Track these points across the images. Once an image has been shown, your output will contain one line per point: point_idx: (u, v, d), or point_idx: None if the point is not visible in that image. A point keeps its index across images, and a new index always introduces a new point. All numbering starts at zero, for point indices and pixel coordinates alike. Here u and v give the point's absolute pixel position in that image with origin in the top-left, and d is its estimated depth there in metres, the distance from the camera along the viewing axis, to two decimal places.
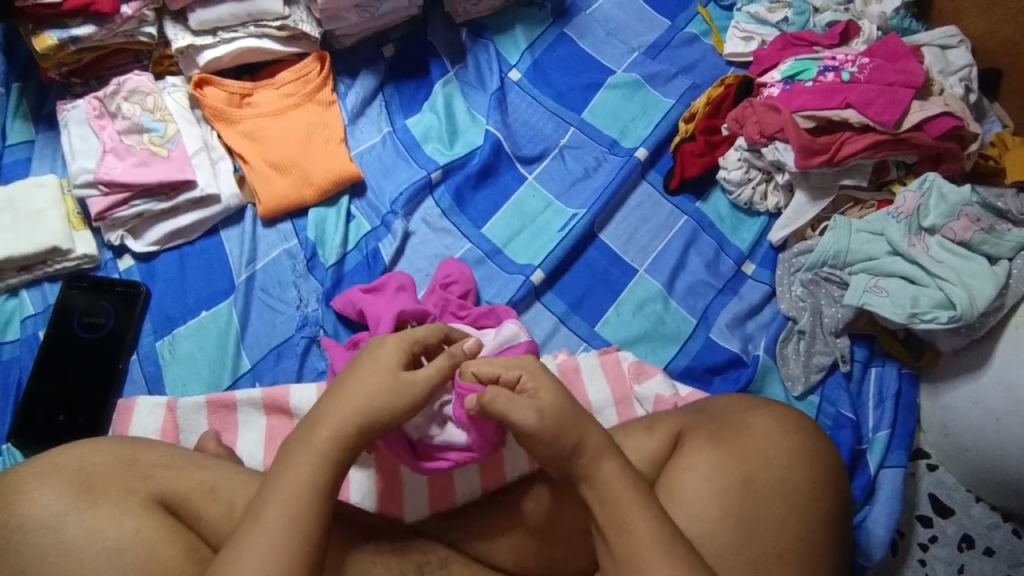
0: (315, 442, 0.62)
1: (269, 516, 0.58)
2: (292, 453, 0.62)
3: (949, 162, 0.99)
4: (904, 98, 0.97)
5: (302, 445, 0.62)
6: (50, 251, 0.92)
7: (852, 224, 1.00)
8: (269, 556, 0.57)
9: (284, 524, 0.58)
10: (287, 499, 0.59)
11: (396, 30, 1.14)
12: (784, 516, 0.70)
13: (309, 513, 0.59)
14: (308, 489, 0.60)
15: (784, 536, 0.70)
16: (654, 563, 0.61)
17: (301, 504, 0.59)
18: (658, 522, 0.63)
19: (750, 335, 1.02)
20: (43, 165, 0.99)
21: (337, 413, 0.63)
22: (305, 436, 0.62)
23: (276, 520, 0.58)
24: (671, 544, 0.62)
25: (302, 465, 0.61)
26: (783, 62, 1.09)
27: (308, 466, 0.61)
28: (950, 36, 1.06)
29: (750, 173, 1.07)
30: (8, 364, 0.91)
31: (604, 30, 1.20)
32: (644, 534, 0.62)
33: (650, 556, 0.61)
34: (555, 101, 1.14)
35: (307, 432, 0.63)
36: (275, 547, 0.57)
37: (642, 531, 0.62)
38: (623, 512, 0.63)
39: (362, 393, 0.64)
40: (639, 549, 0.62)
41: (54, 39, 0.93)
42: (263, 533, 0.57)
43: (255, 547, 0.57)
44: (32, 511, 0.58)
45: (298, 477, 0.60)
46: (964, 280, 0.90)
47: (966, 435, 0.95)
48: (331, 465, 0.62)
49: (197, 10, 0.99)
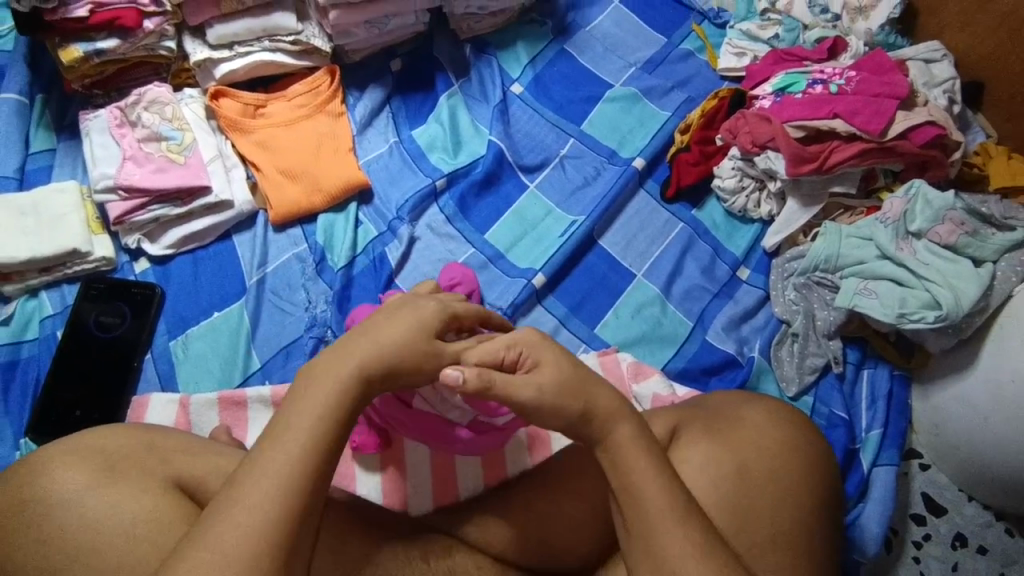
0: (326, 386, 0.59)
1: (274, 456, 0.56)
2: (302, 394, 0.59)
3: (934, 168, 1.03)
4: (889, 108, 1.01)
5: (315, 381, 0.60)
6: (69, 253, 0.96)
7: (842, 230, 1.04)
8: (271, 503, 0.54)
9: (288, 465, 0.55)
10: (293, 442, 0.56)
11: (402, 46, 1.20)
12: (777, 504, 0.73)
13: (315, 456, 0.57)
14: (313, 430, 0.57)
15: (778, 523, 0.72)
16: (665, 538, 0.62)
17: (309, 448, 0.56)
18: (672, 494, 0.63)
19: (745, 338, 1.05)
20: (64, 173, 1.04)
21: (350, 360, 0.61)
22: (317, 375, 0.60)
23: (283, 462, 0.55)
24: (683, 519, 0.62)
25: (308, 412, 0.58)
26: (774, 76, 1.14)
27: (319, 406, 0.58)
28: (934, 50, 1.11)
29: (744, 182, 1.11)
30: (26, 362, 0.94)
31: (603, 46, 1.25)
32: (655, 502, 0.63)
33: (662, 531, 0.62)
34: (556, 113, 1.18)
35: (312, 384, 0.61)
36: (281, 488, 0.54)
37: (656, 499, 0.63)
38: (636, 481, 0.64)
39: (373, 350, 0.63)
40: (653, 524, 0.62)
41: (80, 51, 0.97)
42: (268, 473, 0.55)
43: (259, 485, 0.54)
44: (57, 490, 0.61)
45: (309, 419, 0.58)
46: (950, 282, 0.93)
47: (956, 433, 0.97)
48: (336, 413, 0.59)
49: (215, 25, 1.04)
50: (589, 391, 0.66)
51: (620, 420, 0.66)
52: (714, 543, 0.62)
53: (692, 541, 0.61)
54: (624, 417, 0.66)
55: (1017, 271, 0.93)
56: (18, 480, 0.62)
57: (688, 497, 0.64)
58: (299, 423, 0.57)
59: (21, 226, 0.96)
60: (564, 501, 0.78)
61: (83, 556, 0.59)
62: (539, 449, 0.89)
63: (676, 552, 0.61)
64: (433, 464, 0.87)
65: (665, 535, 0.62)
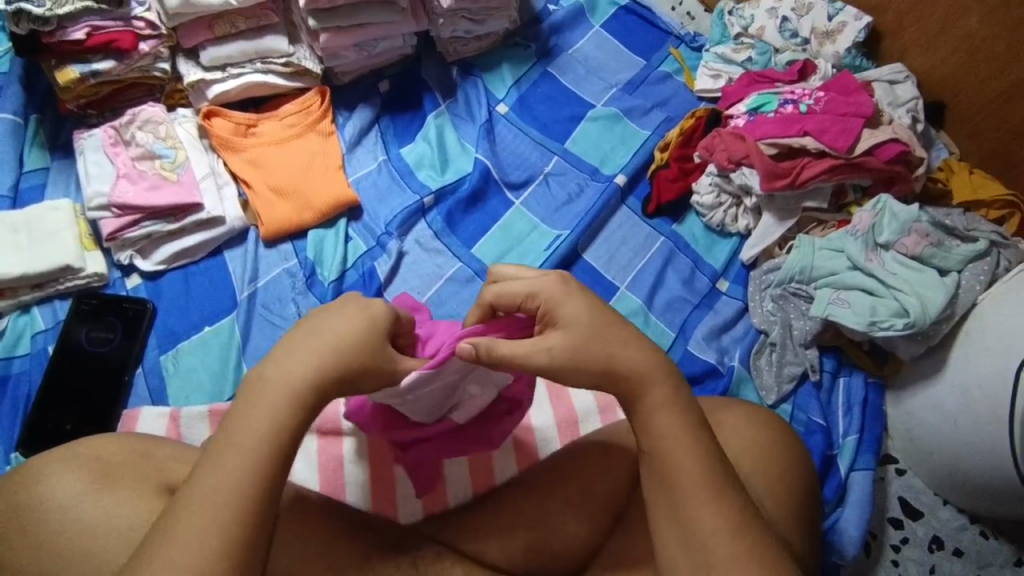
0: (276, 393, 0.58)
1: (215, 472, 0.55)
2: (251, 405, 0.58)
3: (900, 183, 1.09)
4: (855, 126, 1.06)
5: (260, 392, 0.59)
6: (63, 268, 0.98)
7: (815, 242, 1.08)
8: (222, 517, 0.53)
9: (238, 482, 0.55)
10: (243, 455, 0.56)
11: (391, 68, 1.24)
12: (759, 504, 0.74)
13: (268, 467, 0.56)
14: (262, 442, 0.56)
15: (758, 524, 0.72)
16: (700, 511, 0.59)
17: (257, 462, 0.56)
18: (706, 465, 0.60)
19: (725, 348, 1.08)
20: (58, 191, 1.06)
21: (298, 368, 0.59)
22: (260, 384, 0.59)
23: (231, 478, 0.55)
24: (718, 494, 0.59)
25: (287, 413, 0.58)
26: (748, 97, 1.19)
27: (265, 418, 0.57)
28: (897, 72, 1.17)
29: (721, 198, 1.16)
30: (17, 376, 0.95)
31: (585, 68, 1.29)
32: (687, 471, 0.60)
33: (695, 507, 0.59)
34: (540, 132, 1.22)
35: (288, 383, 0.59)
36: (229, 504, 0.54)
37: (688, 469, 0.60)
38: (666, 447, 0.61)
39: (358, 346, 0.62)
40: (682, 496, 0.60)
41: (76, 72, 1.00)
42: (211, 492, 0.54)
43: (209, 501, 0.54)
44: (53, 495, 0.63)
45: (254, 431, 0.57)
46: (917, 290, 0.97)
47: (929, 438, 1.00)
48: (296, 421, 0.58)
49: (209, 48, 1.07)
50: (611, 351, 0.63)
51: (656, 380, 0.63)
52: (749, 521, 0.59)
53: (728, 518, 0.58)
54: (658, 378, 0.63)
55: (980, 280, 0.97)
56: (15, 485, 0.63)
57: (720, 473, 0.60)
58: (248, 437, 0.56)
59: (16, 243, 0.97)
60: (552, 507, 0.78)
61: (76, 561, 0.60)
62: (524, 457, 0.91)
63: (710, 527, 0.58)
64: None
65: (694, 507, 0.59)
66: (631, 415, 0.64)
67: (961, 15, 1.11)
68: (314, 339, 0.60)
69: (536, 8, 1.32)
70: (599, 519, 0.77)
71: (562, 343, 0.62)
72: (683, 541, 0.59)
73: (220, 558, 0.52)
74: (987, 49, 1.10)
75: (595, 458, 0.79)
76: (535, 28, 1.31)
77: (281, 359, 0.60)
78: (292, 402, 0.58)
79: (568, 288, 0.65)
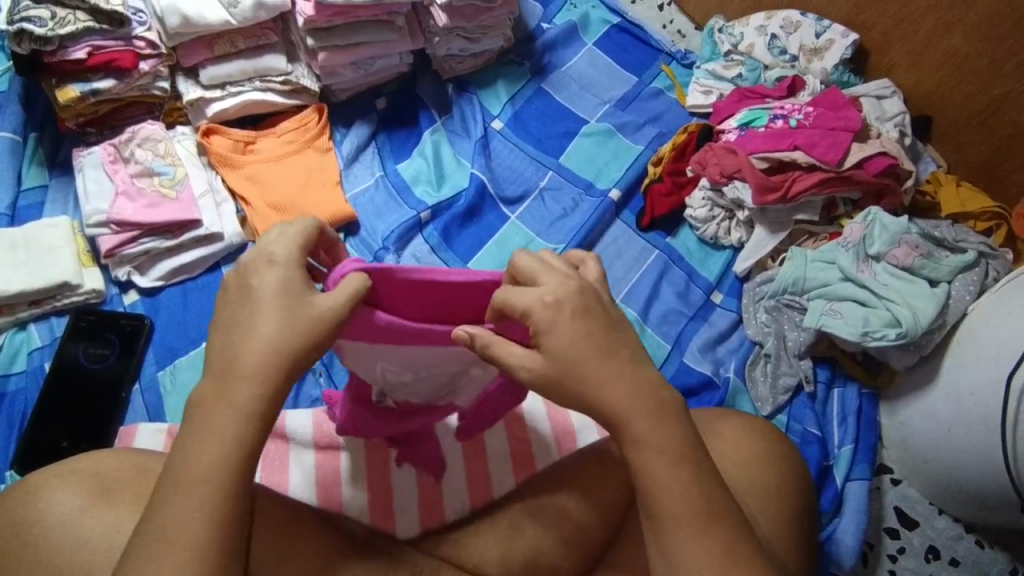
0: (223, 417, 0.55)
1: (173, 506, 0.53)
2: (205, 432, 0.54)
3: (889, 196, 1.11)
4: (844, 141, 1.08)
5: (205, 415, 0.55)
6: (60, 285, 0.98)
7: (807, 254, 1.09)
8: (187, 555, 0.51)
9: (197, 518, 0.52)
10: (201, 488, 0.53)
11: (387, 86, 1.25)
12: (756, 513, 0.74)
13: (228, 497, 0.54)
14: (220, 472, 0.54)
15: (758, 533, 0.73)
16: (682, 544, 0.56)
17: (216, 492, 0.53)
18: (704, 495, 0.57)
19: (721, 359, 1.09)
20: (56, 209, 1.06)
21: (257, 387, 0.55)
22: (206, 408, 0.55)
23: (191, 511, 0.53)
24: (706, 528, 0.56)
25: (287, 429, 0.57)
26: (738, 112, 1.21)
27: (215, 445, 0.54)
28: (884, 88, 1.19)
29: (714, 211, 1.17)
30: (13, 394, 0.94)
31: (578, 85, 1.31)
32: (675, 509, 0.57)
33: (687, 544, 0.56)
34: (535, 148, 1.24)
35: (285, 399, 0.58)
36: (191, 539, 0.52)
37: (672, 495, 0.57)
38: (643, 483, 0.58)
39: None
40: (670, 528, 0.57)
41: (76, 91, 1.01)
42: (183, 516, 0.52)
43: (168, 540, 0.52)
44: (52, 511, 0.63)
45: (208, 461, 0.54)
46: (908, 301, 0.98)
47: (923, 448, 1.00)
48: None
49: (208, 66, 1.08)
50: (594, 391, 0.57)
51: (639, 419, 0.58)
52: (741, 561, 0.56)
53: (716, 554, 0.56)
54: (638, 416, 0.58)
55: (970, 290, 0.99)
56: (13, 501, 0.63)
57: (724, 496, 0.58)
58: (202, 468, 0.53)
59: (13, 259, 0.98)
60: (550, 520, 0.78)
61: None
62: (522, 468, 0.92)
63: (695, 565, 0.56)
64: (420, 484, 0.89)
65: (680, 545, 0.56)
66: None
67: (945, 32, 1.13)
68: (252, 350, 0.55)
69: (530, 27, 1.35)
70: (595, 535, 0.77)
71: (541, 370, 0.58)
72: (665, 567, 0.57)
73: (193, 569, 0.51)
74: (971, 64, 1.12)
75: (594, 472, 0.79)
76: (529, 46, 1.33)
77: (222, 378, 0.55)
78: (240, 426, 0.55)
79: (559, 312, 0.58)
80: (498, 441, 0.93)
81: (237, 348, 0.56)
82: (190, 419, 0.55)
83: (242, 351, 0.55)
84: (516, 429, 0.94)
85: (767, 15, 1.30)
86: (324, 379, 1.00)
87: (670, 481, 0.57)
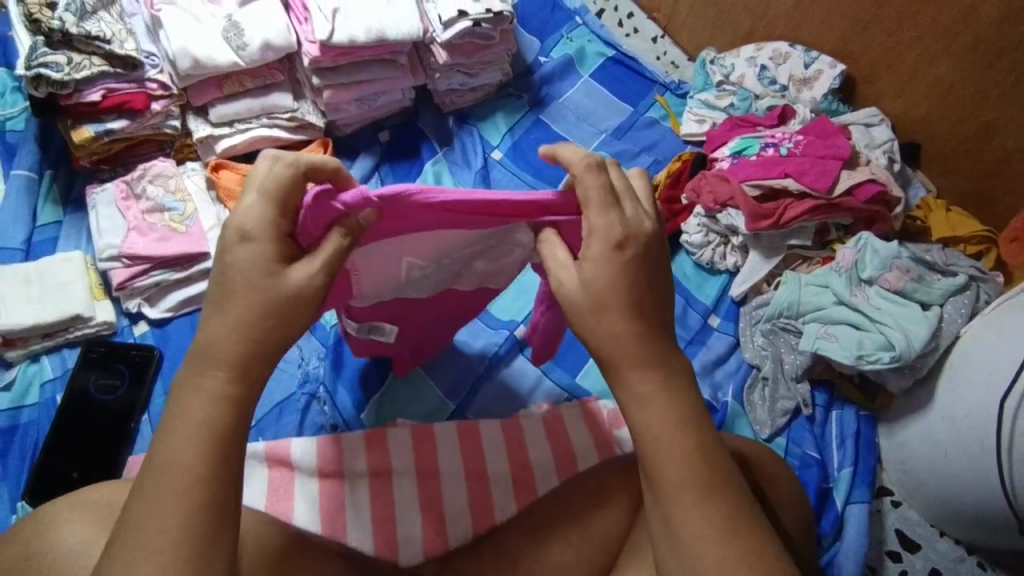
0: (202, 404, 0.57)
1: (152, 493, 0.54)
2: (181, 424, 0.56)
3: (880, 222, 1.14)
4: (833, 168, 1.12)
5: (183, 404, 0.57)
6: (73, 318, 1.01)
7: (801, 279, 1.12)
8: (176, 541, 0.53)
9: (181, 505, 0.54)
10: (181, 471, 0.55)
11: (390, 119, 1.29)
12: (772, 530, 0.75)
13: (210, 484, 0.55)
14: (198, 457, 0.55)
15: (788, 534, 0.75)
16: (686, 513, 0.58)
17: (196, 478, 0.55)
18: (711, 515, 0.58)
19: (719, 384, 1.11)
20: (69, 243, 1.10)
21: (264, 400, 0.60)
22: (185, 398, 0.57)
23: (173, 498, 0.54)
24: (704, 497, 0.59)
25: None
26: (731, 140, 1.24)
27: (195, 432, 0.56)
28: (872, 116, 1.23)
29: (709, 237, 1.20)
30: (26, 426, 0.96)
31: (575, 115, 1.35)
32: (672, 475, 0.59)
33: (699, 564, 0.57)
34: (534, 177, 1.26)
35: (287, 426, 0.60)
36: (178, 526, 0.53)
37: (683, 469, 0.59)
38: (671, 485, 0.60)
39: None
40: (666, 492, 0.60)
41: (91, 132, 1.05)
42: (170, 492, 0.54)
43: (151, 529, 0.53)
44: (67, 541, 0.65)
45: (190, 449, 0.56)
46: (901, 324, 1.01)
47: (921, 470, 1.01)
48: None
49: (217, 106, 1.13)
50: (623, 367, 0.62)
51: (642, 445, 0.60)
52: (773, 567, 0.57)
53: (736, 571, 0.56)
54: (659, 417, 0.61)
55: (962, 313, 1.01)
56: (30, 532, 0.66)
57: (732, 506, 0.59)
58: (182, 456, 0.55)
59: (28, 294, 1.01)
60: (552, 545, 0.79)
61: None
62: (522, 494, 0.92)
63: (694, 531, 0.58)
64: (422, 509, 0.90)
65: (681, 509, 0.59)
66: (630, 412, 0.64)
67: (930, 62, 1.17)
68: (229, 347, 0.58)
69: (527, 60, 1.39)
70: (597, 561, 0.77)
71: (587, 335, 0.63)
72: (672, 548, 0.59)
73: (183, 540, 0.53)
74: (956, 93, 1.16)
75: (594, 497, 0.81)
76: (526, 79, 1.37)
77: (199, 368, 0.58)
78: (220, 418, 0.57)
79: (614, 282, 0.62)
80: (500, 467, 0.94)
81: (218, 339, 0.58)
82: (170, 411, 0.57)
83: (220, 344, 0.58)
84: (518, 453, 0.95)
85: (757, 47, 1.34)
86: (327, 407, 1.02)
87: (670, 439, 0.60)
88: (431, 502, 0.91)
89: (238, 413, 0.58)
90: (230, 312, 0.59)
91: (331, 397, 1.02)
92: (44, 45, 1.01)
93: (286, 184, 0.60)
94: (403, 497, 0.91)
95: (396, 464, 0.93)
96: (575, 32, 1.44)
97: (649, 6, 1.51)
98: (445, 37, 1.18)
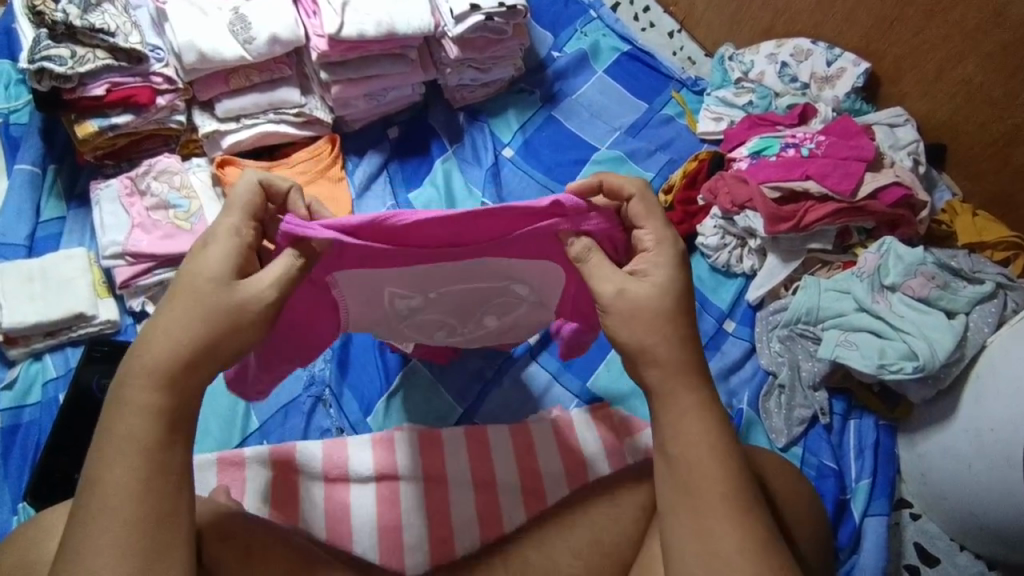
0: (136, 417, 0.55)
1: (91, 511, 0.53)
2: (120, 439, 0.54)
3: (903, 226, 1.11)
4: (856, 170, 1.08)
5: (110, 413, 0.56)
6: (77, 316, 0.99)
7: (821, 283, 1.09)
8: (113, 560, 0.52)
9: (119, 524, 0.53)
10: (121, 485, 0.53)
11: (400, 114, 1.27)
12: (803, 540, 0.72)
13: (144, 498, 0.54)
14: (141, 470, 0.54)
15: (814, 545, 0.73)
16: (718, 522, 0.58)
17: (139, 492, 0.54)
18: (743, 525, 0.58)
19: (734, 390, 1.08)
20: (73, 240, 1.08)
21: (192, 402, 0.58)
22: (119, 410, 0.55)
23: (113, 514, 0.53)
24: (732, 511, 0.58)
25: None
26: (750, 140, 1.21)
27: (126, 444, 0.54)
28: (896, 116, 1.20)
29: (726, 239, 1.17)
30: (27, 425, 0.95)
31: (588, 112, 1.31)
32: (706, 482, 0.59)
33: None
34: (546, 176, 1.22)
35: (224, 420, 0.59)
36: (124, 543, 0.52)
37: (712, 480, 0.59)
38: (700, 496, 0.59)
39: None
40: (704, 506, 0.59)
41: (94, 126, 1.03)
42: (111, 511, 0.53)
43: (85, 549, 0.52)
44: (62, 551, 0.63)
45: (123, 463, 0.54)
46: (925, 333, 0.97)
47: (943, 483, 0.98)
48: None
49: (224, 100, 1.11)
50: (672, 384, 0.62)
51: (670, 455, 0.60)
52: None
53: None
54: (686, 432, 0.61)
55: (988, 322, 0.97)
56: (29, 538, 0.64)
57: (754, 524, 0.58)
58: (113, 470, 0.54)
59: (31, 291, 0.99)
60: (562, 555, 0.75)
61: None
62: (532, 502, 0.91)
63: (735, 543, 0.57)
64: (428, 518, 0.89)
65: (709, 518, 0.58)
66: (655, 420, 0.63)
67: (957, 61, 1.13)
68: (172, 357, 0.56)
69: (540, 56, 1.36)
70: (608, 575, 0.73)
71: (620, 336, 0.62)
72: (702, 554, 0.57)
73: (134, 552, 0.53)
74: (985, 93, 1.12)
75: (604, 506, 0.77)
76: (540, 75, 1.34)
77: (128, 377, 0.56)
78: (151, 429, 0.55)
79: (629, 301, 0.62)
80: (508, 474, 0.92)
81: (158, 350, 0.56)
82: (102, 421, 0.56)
83: (156, 352, 0.56)
84: (529, 460, 0.93)
85: (777, 43, 1.31)
86: (334, 410, 0.99)
87: (696, 455, 0.60)
88: (437, 509, 0.89)
89: (172, 425, 0.56)
90: (189, 324, 0.57)
91: (338, 399, 1.00)
92: (47, 38, 0.98)
93: (253, 199, 0.62)
94: (409, 503, 0.89)
95: (403, 470, 0.91)
96: (589, 27, 1.41)
97: (666, 1, 1.48)
98: (456, 31, 1.15)
